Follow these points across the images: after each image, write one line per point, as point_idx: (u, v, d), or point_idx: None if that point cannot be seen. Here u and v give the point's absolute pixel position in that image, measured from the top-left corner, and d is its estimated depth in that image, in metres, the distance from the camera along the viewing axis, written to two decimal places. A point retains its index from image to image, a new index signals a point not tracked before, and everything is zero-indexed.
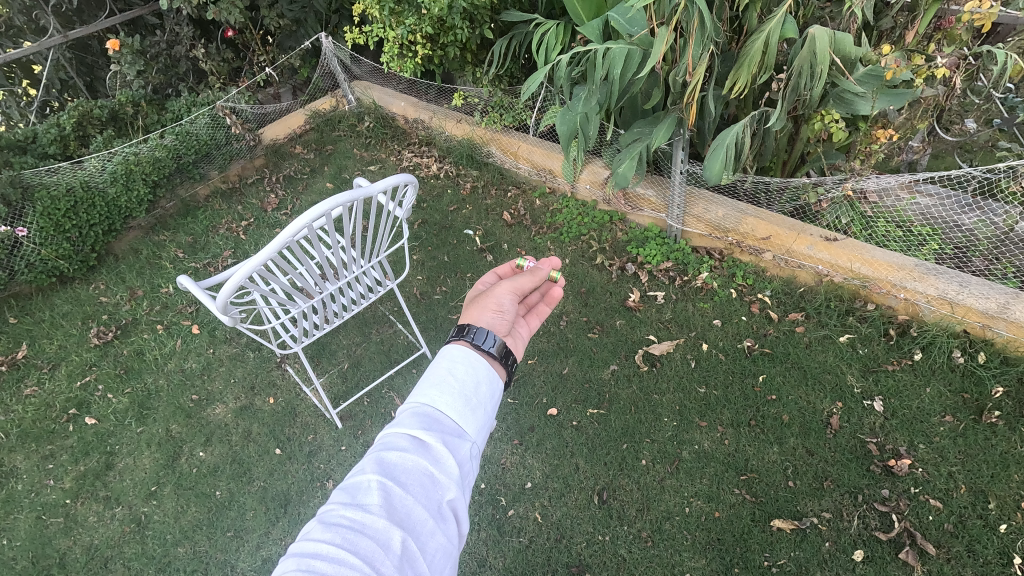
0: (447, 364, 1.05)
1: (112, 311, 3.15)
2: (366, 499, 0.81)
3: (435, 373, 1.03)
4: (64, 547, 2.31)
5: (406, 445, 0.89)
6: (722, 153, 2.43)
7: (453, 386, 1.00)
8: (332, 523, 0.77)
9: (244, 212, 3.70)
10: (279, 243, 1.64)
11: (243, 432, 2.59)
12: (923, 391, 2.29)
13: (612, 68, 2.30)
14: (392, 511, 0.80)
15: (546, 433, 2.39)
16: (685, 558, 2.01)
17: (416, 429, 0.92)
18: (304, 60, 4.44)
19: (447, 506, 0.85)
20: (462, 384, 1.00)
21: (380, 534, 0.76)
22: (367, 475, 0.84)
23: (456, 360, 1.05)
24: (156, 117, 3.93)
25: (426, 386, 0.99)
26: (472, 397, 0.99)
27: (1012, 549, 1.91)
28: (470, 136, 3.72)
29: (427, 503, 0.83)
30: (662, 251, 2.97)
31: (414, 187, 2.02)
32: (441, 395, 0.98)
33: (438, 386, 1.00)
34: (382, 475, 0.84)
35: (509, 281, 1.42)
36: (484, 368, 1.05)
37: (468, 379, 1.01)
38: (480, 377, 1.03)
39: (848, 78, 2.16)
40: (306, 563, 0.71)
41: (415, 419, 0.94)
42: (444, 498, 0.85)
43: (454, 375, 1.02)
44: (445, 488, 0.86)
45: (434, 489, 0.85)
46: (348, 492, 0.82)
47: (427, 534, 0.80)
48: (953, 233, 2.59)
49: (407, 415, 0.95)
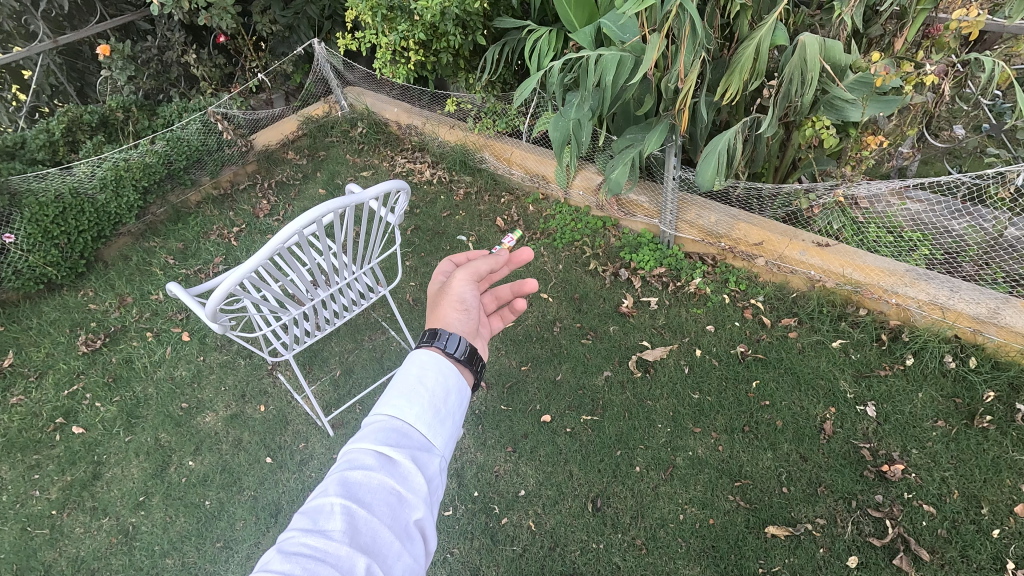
0: (416, 371, 1.03)
1: (101, 318, 3.12)
2: (329, 525, 0.79)
3: (404, 380, 1.01)
4: (49, 559, 2.26)
5: (372, 464, 0.88)
6: (714, 160, 2.44)
7: (423, 396, 0.98)
8: (291, 552, 0.75)
9: (235, 219, 3.68)
10: (269, 250, 1.62)
11: (233, 440, 2.56)
12: (915, 396, 2.29)
13: (605, 74, 2.31)
14: (356, 536, 0.79)
15: (540, 440, 2.38)
16: (680, 566, 2.00)
17: (382, 445, 0.90)
18: (297, 66, 4.43)
19: (414, 525, 0.85)
20: (433, 393, 0.99)
21: (343, 561, 0.75)
22: (329, 498, 0.82)
23: (425, 367, 1.04)
24: (147, 123, 3.91)
25: (394, 396, 0.97)
26: (443, 408, 0.99)
27: (1006, 554, 1.91)
28: (463, 142, 3.72)
29: (392, 523, 0.82)
30: (655, 256, 2.97)
31: (406, 194, 2.01)
32: (409, 406, 0.96)
33: (407, 395, 0.98)
34: (346, 497, 0.82)
35: (467, 270, 1.43)
36: (455, 375, 1.05)
37: (439, 388, 1.00)
38: (450, 386, 1.02)
39: (838, 85, 2.18)
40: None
41: (382, 434, 0.92)
42: (412, 518, 0.84)
43: (424, 383, 1.00)
44: (413, 508, 0.85)
45: (401, 509, 0.84)
46: (310, 517, 0.80)
47: (393, 557, 0.79)
48: (943, 239, 2.61)
49: (372, 430, 0.93)
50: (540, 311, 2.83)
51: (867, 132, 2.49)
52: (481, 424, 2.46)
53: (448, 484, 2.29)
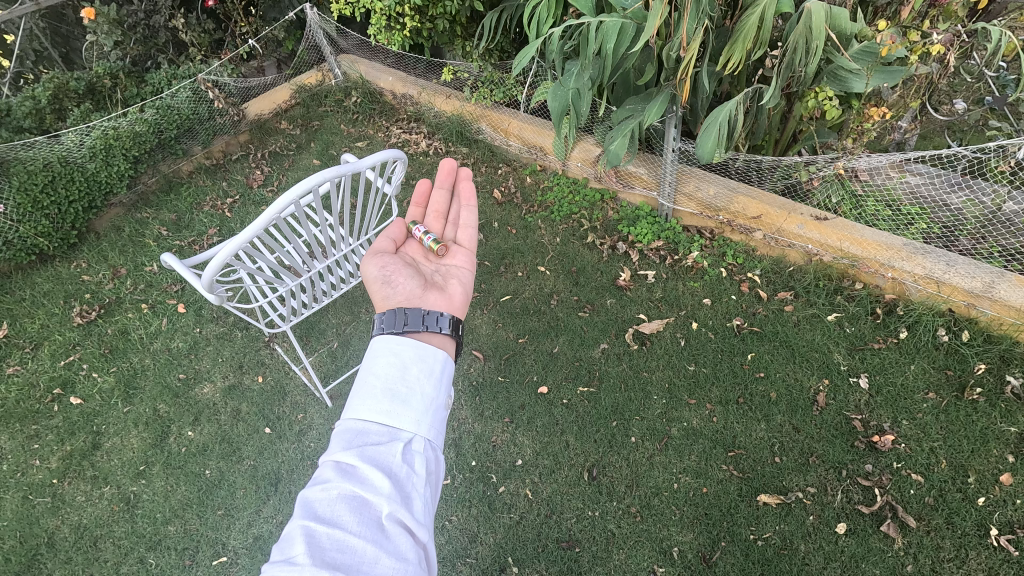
0: (365, 368, 1.05)
1: (95, 289, 3.09)
2: (294, 551, 0.78)
3: (357, 381, 1.02)
4: (52, 526, 2.29)
5: (331, 476, 0.88)
6: (715, 131, 2.40)
7: (375, 393, 0.99)
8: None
9: (229, 189, 3.63)
10: (265, 221, 1.60)
11: (232, 411, 2.57)
12: (907, 368, 2.33)
13: (606, 42, 2.25)
14: (325, 554, 0.78)
15: (537, 410, 2.40)
16: (674, 532, 2.04)
17: (338, 454, 0.92)
18: (289, 32, 4.32)
19: (389, 524, 0.84)
20: (385, 385, 1.01)
21: None
22: (292, 524, 0.83)
23: (377, 358, 1.06)
24: (135, 90, 3.82)
25: (347, 400, 0.99)
26: (399, 394, 1.00)
27: (990, 521, 1.96)
28: (459, 112, 3.66)
29: (360, 526, 0.82)
30: (653, 229, 2.96)
31: (403, 163, 1.98)
32: (365, 403, 0.97)
33: (359, 396, 0.99)
34: (307, 517, 0.83)
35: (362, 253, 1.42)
36: (410, 356, 1.07)
37: (392, 378, 1.02)
38: (404, 372, 1.04)
39: (843, 54, 2.12)
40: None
41: (340, 444, 0.94)
42: (382, 515, 0.85)
43: (373, 379, 1.01)
44: (380, 505, 0.85)
45: (369, 513, 0.84)
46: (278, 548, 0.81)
47: (370, 563, 0.79)
48: (942, 213, 2.60)
49: (330, 445, 0.94)
50: (538, 285, 2.84)
51: (869, 104, 2.46)
52: (479, 395, 2.48)
53: (446, 453, 2.32)
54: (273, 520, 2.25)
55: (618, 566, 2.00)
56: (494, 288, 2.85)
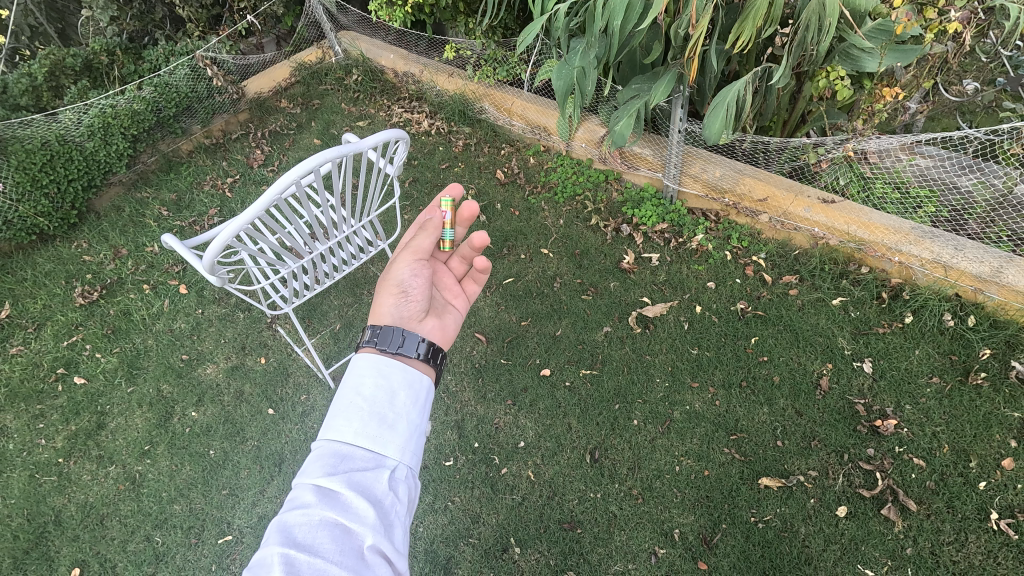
0: (349, 388, 1.06)
1: (96, 270, 3.08)
2: None
3: (343, 399, 1.03)
4: (58, 504, 2.32)
5: (311, 500, 0.88)
6: (723, 112, 2.36)
7: (361, 416, 1.00)
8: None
9: (229, 169, 3.60)
10: (267, 201, 1.58)
11: (235, 392, 2.58)
12: (911, 353, 2.32)
13: (612, 20, 2.17)
14: None
15: (539, 393, 2.40)
16: (675, 514, 2.06)
17: (321, 479, 0.91)
18: (288, 8, 4.23)
19: (369, 553, 0.85)
20: (372, 408, 1.02)
21: None
22: (269, 548, 0.82)
23: (363, 378, 1.08)
24: (133, 67, 3.77)
25: (331, 422, 0.99)
26: (386, 419, 1.01)
27: (990, 505, 1.96)
28: (462, 91, 3.60)
29: (340, 555, 0.83)
30: (658, 212, 2.94)
31: (405, 144, 1.95)
32: (350, 426, 0.98)
33: (345, 417, 1.00)
34: (286, 543, 0.82)
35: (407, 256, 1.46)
36: (398, 378, 1.08)
37: (379, 401, 1.03)
38: (392, 398, 1.05)
39: (858, 33, 2.05)
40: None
41: (321, 468, 0.94)
42: (364, 545, 0.85)
43: (359, 401, 1.02)
44: (363, 534, 0.86)
45: (350, 541, 0.84)
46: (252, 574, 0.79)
47: None
48: (949, 196, 2.57)
49: (310, 468, 0.94)
50: (541, 267, 2.82)
51: (881, 84, 2.41)
52: (482, 377, 2.48)
53: (449, 435, 2.33)
54: (277, 499, 2.27)
55: (619, 547, 2.01)
56: (498, 270, 2.83)
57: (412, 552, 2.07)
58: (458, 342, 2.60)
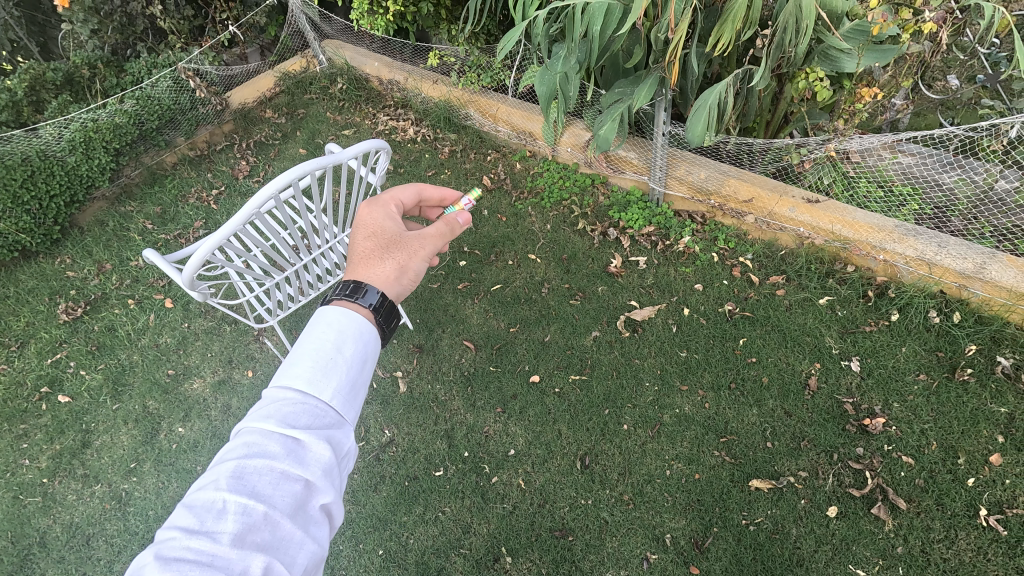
0: (317, 336, 0.99)
1: (80, 285, 3.05)
2: (220, 526, 0.76)
3: (317, 347, 0.97)
4: (43, 525, 2.29)
5: (272, 449, 0.85)
6: (705, 114, 2.36)
7: (333, 370, 0.95)
8: (171, 558, 0.72)
9: (214, 180, 3.58)
10: (245, 215, 1.57)
11: (223, 406, 2.55)
12: (898, 350, 2.32)
13: (592, 25, 2.18)
14: (252, 535, 0.77)
15: (529, 400, 2.39)
16: (666, 519, 2.05)
17: (285, 427, 0.88)
18: (271, 18, 4.22)
19: (319, 510, 0.85)
20: (345, 366, 0.97)
21: (234, 565, 0.73)
22: (220, 491, 0.79)
23: (332, 328, 1.01)
24: (115, 81, 3.74)
25: (303, 369, 0.94)
26: (356, 380, 0.98)
27: (979, 501, 1.96)
28: (447, 98, 3.60)
29: (294, 510, 0.82)
30: (644, 215, 2.93)
31: (386, 153, 1.93)
32: (322, 381, 0.93)
33: (319, 367, 0.94)
34: (240, 490, 0.80)
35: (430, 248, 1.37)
36: (372, 340, 1.04)
37: (353, 358, 0.99)
38: (364, 358, 1.01)
39: (836, 34, 2.06)
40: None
41: (279, 413, 0.89)
42: (318, 502, 0.85)
43: (334, 353, 0.97)
44: (320, 492, 0.85)
45: (304, 498, 0.84)
46: (197, 516, 0.77)
47: (296, 548, 0.80)
48: (933, 193, 2.58)
49: (268, 411, 0.90)
50: (529, 273, 2.81)
51: (861, 84, 2.42)
52: (471, 386, 2.46)
53: (438, 445, 2.31)
54: None
55: (611, 554, 2.00)
56: (485, 277, 2.82)
57: (403, 564, 2.06)
58: (447, 350, 2.59)
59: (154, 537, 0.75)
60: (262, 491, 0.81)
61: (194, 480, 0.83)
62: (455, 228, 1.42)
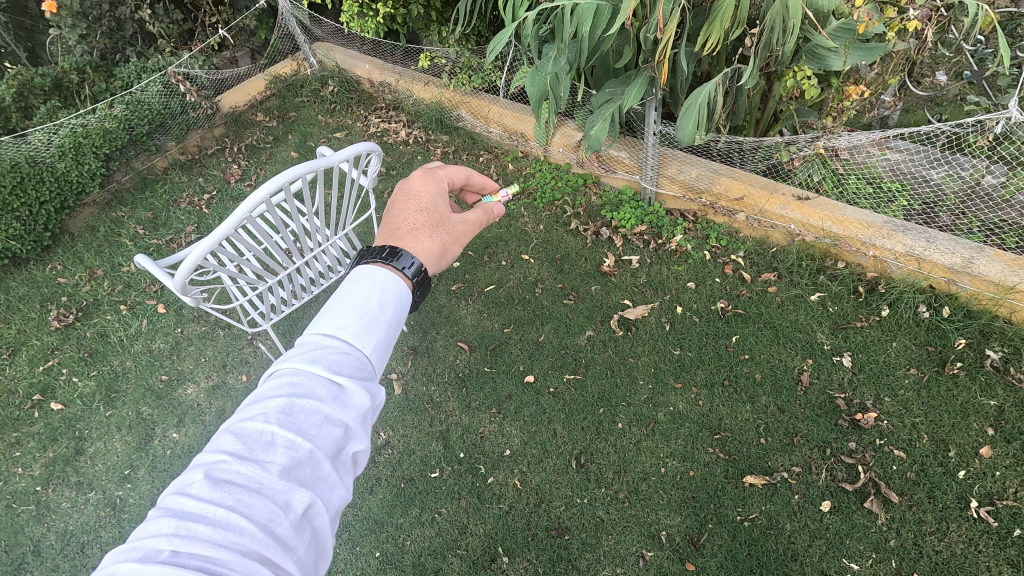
0: (361, 293, 1.02)
1: (72, 291, 3.03)
2: (268, 456, 0.78)
3: (360, 303, 0.99)
4: (37, 534, 2.27)
5: (318, 390, 0.86)
6: (695, 113, 2.37)
7: (373, 327, 0.98)
8: (223, 480, 0.74)
9: (205, 185, 3.56)
10: (235, 220, 1.57)
11: (217, 411, 2.55)
12: (889, 345, 2.35)
13: (581, 25, 2.19)
14: (296, 469, 0.78)
15: (524, 400, 2.40)
16: (662, 516, 2.06)
17: (330, 372, 0.89)
18: (261, 21, 4.21)
19: (352, 456, 0.86)
20: (384, 324, 0.99)
21: (278, 495, 0.75)
22: (268, 424, 0.81)
23: (375, 288, 1.04)
24: (104, 86, 3.73)
25: (347, 322, 0.96)
26: (391, 339, 1.00)
27: (970, 493, 1.98)
28: (438, 99, 3.60)
29: (334, 453, 0.83)
30: (637, 214, 2.95)
31: (378, 156, 1.93)
32: (364, 335, 0.95)
33: (361, 323, 0.97)
34: (288, 424, 0.81)
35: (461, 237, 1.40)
36: (405, 306, 1.07)
37: (388, 319, 1.01)
38: (397, 321, 1.04)
39: (822, 32, 2.08)
40: (185, 531, 0.68)
41: (324, 359, 0.91)
42: (354, 448, 0.85)
43: (374, 310, 0.99)
44: (357, 440, 0.86)
45: (342, 442, 0.84)
46: (246, 444, 0.79)
47: (332, 490, 0.80)
48: (922, 188, 2.63)
49: (312, 354, 0.91)
50: (522, 273, 2.82)
51: (848, 82, 2.44)
52: (466, 387, 2.47)
53: (434, 446, 2.32)
54: None
55: (608, 552, 2.01)
56: (479, 278, 2.83)
57: (399, 565, 2.06)
58: (441, 351, 2.59)
59: (204, 459, 0.77)
60: (306, 429, 0.81)
61: (240, 411, 0.85)
62: (491, 219, 1.47)
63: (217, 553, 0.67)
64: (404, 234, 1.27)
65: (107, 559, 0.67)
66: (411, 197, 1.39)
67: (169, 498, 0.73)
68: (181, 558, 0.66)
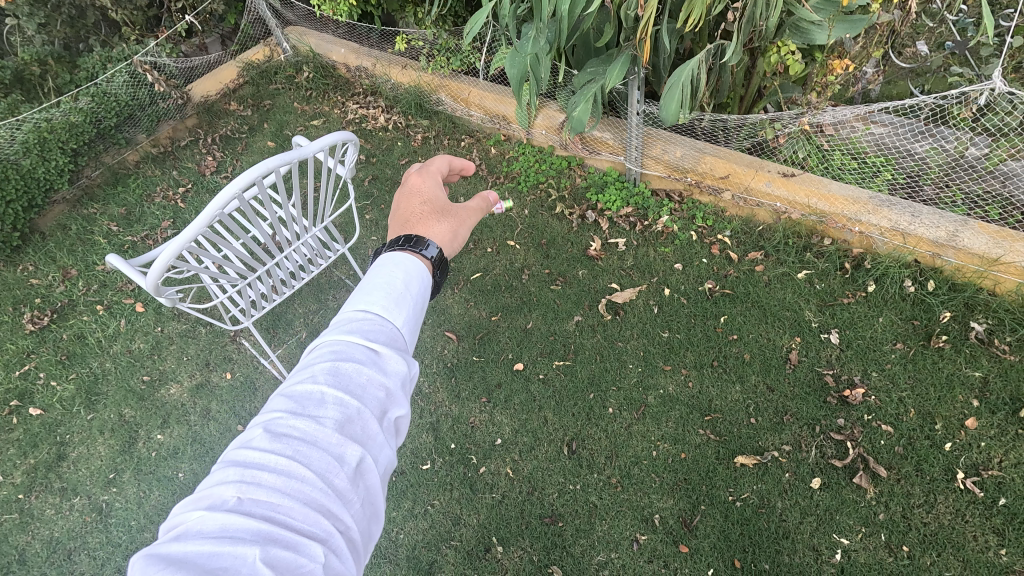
0: (387, 274, 0.98)
1: (45, 293, 2.94)
2: (320, 412, 0.73)
3: (387, 281, 0.96)
4: (22, 542, 2.23)
5: (358, 353, 0.81)
6: (678, 92, 2.34)
7: (401, 300, 0.93)
8: (279, 435, 0.70)
9: (180, 178, 3.46)
10: (207, 217, 1.51)
11: (202, 410, 2.50)
12: (875, 321, 2.35)
13: (560, 4, 2.12)
14: (347, 424, 0.73)
15: (514, 388, 2.38)
16: (655, 500, 2.06)
17: (367, 338, 0.84)
18: (229, 5, 4.06)
19: (395, 420, 0.79)
20: (410, 298, 0.95)
21: (333, 448, 0.70)
22: (315, 383, 0.76)
23: (399, 271, 1.00)
24: (68, 77, 3.59)
25: (376, 297, 0.92)
26: (417, 313, 0.95)
27: (956, 465, 2.01)
28: (417, 83, 3.50)
29: (380, 412, 0.77)
30: (622, 196, 2.91)
31: (354, 145, 1.87)
32: (394, 307, 0.91)
33: (389, 296, 0.93)
34: (334, 384, 0.76)
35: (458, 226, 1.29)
36: (427, 284, 1.02)
37: (413, 293, 0.97)
38: (422, 297, 0.99)
39: (805, 6, 2.03)
40: (250, 478, 0.65)
41: (360, 328, 0.86)
42: (396, 411, 0.79)
43: (400, 285, 0.96)
44: (398, 402, 0.80)
45: (386, 403, 0.78)
46: (295, 401, 0.74)
47: (382, 449, 0.75)
48: (906, 162, 2.60)
49: (350, 325, 0.87)
50: (508, 259, 2.78)
51: (833, 56, 2.41)
52: (455, 376, 2.44)
53: (425, 437, 2.30)
54: None
55: (602, 537, 2.02)
56: (464, 266, 2.79)
57: (394, 559, 2.05)
58: (429, 342, 2.56)
59: (257, 418, 0.73)
60: (353, 387, 0.77)
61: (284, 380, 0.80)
62: (491, 203, 1.37)
63: (281, 500, 0.64)
64: (403, 227, 1.22)
65: (176, 509, 0.64)
66: (406, 195, 1.35)
67: (226, 455, 0.69)
68: (248, 504, 0.63)
